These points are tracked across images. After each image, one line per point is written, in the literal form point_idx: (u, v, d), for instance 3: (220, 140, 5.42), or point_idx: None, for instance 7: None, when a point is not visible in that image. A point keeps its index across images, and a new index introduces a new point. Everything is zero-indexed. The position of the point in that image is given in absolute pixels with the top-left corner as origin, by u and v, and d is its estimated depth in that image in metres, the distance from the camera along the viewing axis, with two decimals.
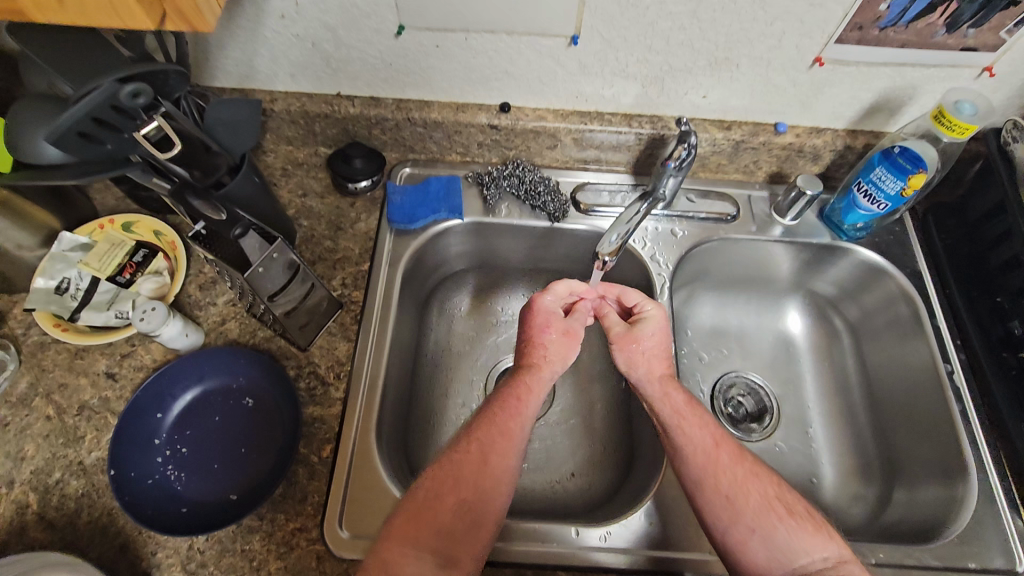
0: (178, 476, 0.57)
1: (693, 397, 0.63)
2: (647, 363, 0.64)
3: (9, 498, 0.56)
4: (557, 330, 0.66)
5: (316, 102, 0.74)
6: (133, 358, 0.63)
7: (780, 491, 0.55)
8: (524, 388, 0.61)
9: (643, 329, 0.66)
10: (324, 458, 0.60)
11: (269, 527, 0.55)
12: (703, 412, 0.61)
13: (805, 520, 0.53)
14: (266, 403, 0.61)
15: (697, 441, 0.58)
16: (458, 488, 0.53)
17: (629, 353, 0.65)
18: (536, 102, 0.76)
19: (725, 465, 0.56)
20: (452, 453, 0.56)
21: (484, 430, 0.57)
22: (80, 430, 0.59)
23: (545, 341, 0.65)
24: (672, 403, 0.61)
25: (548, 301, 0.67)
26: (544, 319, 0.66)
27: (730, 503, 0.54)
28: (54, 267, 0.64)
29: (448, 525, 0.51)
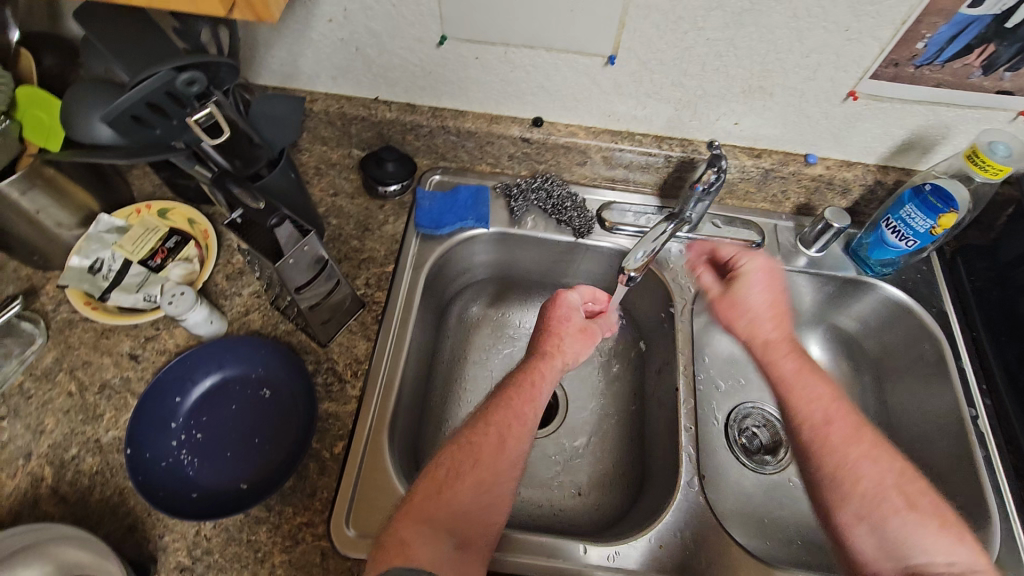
0: (191, 461, 0.57)
1: (807, 362, 0.63)
2: (751, 327, 0.65)
3: (25, 470, 0.56)
4: (575, 326, 0.66)
5: (354, 105, 0.76)
6: (156, 341, 0.63)
7: (901, 481, 0.56)
8: (539, 375, 0.61)
9: (741, 290, 0.66)
10: (335, 454, 0.59)
11: (277, 519, 0.55)
12: (814, 384, 0.61)
13: (928, 515, 0.54)
14: (284, 395, 0.62)
15: (809, 421, 0.60)
16: (476, 471, 0.54)
17: (727, 315, 0.67)
18: (570, 118, 0.77)
19: (838, 443, 0.58)
20: (472, 433, 0.56)
21: (499, 413, 0.57)
22: (100, 408, 0.59)
23: (561, 333, 0.65)
24: (783, 373, 0.63)
25: (572, 297, 0.68)
26: (562, 313, 0.67)
27: (839, 486, 0.57)
28: (89, 248, 0.65)
29: (465, 508, 0.52)
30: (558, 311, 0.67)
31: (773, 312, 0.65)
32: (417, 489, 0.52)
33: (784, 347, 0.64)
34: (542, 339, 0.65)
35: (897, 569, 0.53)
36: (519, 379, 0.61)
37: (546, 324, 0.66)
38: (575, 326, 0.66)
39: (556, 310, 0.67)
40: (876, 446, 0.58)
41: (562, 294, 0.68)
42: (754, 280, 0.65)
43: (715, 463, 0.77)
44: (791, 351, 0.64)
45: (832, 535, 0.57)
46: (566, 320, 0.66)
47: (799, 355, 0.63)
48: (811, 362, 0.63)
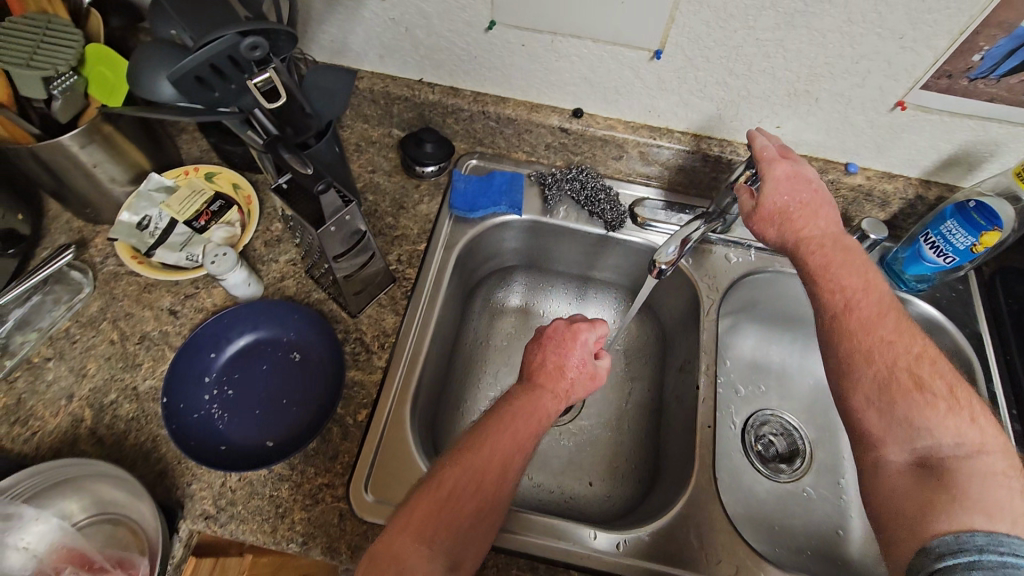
0: (221, 416, 0.59)
1: (836, 253, 0.59)
2: (779, 221, 0.62)
3: (67, 410, 0.59)
4: (579, 364, 0.62)
5: (399, 85, 0.77)
6: (195, 299, 0.66)
7: (919, 364, 0.51)
8: (542, 411, 0.58)
9: (770, 188, 0.61)
10: (358, 422, 0.61)
11: (299, 478, 0.57)
12: (844, 274, 0.57)
13: (940, 399, 0.49)
14: (313, 360, 0.64)
15: (830, 310, 0.56)
16: (480, 494, 0.50)
17: (760, 221, 0.63)
18: (610, 111, 0.77)
19: (855, 328, 0.55)
20: (476, 449, 0.53)
21: (504, 439, 0.54)
22: (139, 358, 0.62)
23: (571, 378, 0.61)
24: (808, 264, 0.60)
25: (588, 338, 0.63)
26: (573, 351, 0.61)
27: (849, 367, 0.54)
28: (138, 205, 0.68)
29: (462, 530, 0.49)
30: (564, 347, 0.62)
31: (807, 208, 0.61)
32: (414, 500, 0.49)
33: (817, 240, 0.60)
34: (546, 370, 0.61)
35: (904, 453, 0.49)
36: (521, 409, 0.57)
37: (553, 356, 0.62)
38: (581, 360, 0.62)
39: (563, 340, 0.62)
40: (900, 330, 0.53)
41: (574, 323, 0.63)
42: (783, 176, 0.61)
43: (729, 466, 0.77)
44: (821, 242, 0.60)
45: (844, 418, 0.55)
46: (570, 357, 0.61)
47: (832, 246, 0.60)
48: (847, 252, 0.59)
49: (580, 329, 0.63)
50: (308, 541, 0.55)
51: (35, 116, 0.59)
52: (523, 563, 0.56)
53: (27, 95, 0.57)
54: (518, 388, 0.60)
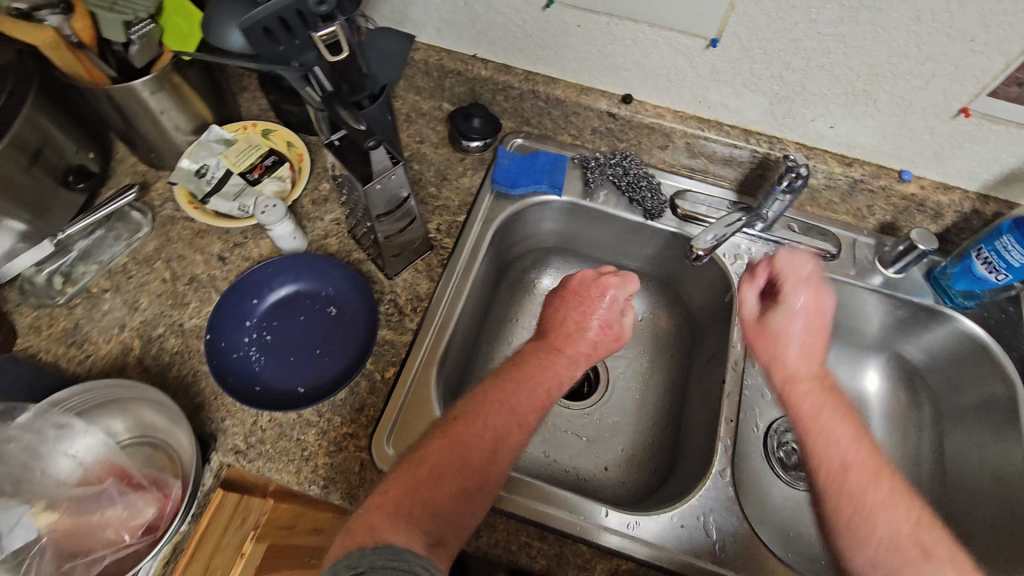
0: (258, 358, 0.62)
1: (830, 402, 0.56)
2: (781, 356, 0.59)
3: (119, 338, 0.63)
4: (598, 325, 0.64)
5: (453, 59, 0.79)
6: (243, 248, 0.69)
7: (918, 528, 0.49)
8: (553, 380, 0.60)
9: (778, 318, 0.60)
10: (386, 378, 0.63)
11: (325, 425, 0.59)
12: (835, 425, 0.54)
13: (944, 563, 0.48)
14: (348, 316, 0.66)
15: (825, 466, 0.53)
16: (462, 475, 0.51)
17: (756, 346, 0.61)
18: (660, 99, 0.77)
19: (853, 485, 0.51)
20: (459, 426, 0.53)
21: (490, 417, 0.54)
22: (187, 298, 0.66)
23: (587, 337, 0.64)
24: (803, 408, 0.56)
25: (617, 291, 0.66)
26: (592, 311, 0.65)
27: (853, 528, 0.50)
28: (198, 153, 0.71)
29: (443, 507, 0.49)
30: (587, 307, 0.65)
31: (808, 341, 0.59)
32: (388, 482, 0.50)
33: (812, 381, 0.57)
34: (565, 330, 0.64)
35: None
36: (530, 379, 0.59)
37: (572, 313, 0.65)
38: (602, 322, 0.65)
39: (584, 297, 0.66)
40: (896, 493, 0.51)
41: (601, 277, 0.67)
42: (796, 311, 0.59)
43: (747, 467, 0.76)
44: (818, 387, 0.57)
45: None
46: (592, 317, 0.65)
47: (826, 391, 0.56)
48: (841, 401, 0.56)
49: (603, 283, 0.66)
50: (329, 486, 0.57)
51: (113, 61, 0.64)
52: (532, 531, 0.57)
53: (109, 38, 0.60)
54: (534, 349, 0.63)
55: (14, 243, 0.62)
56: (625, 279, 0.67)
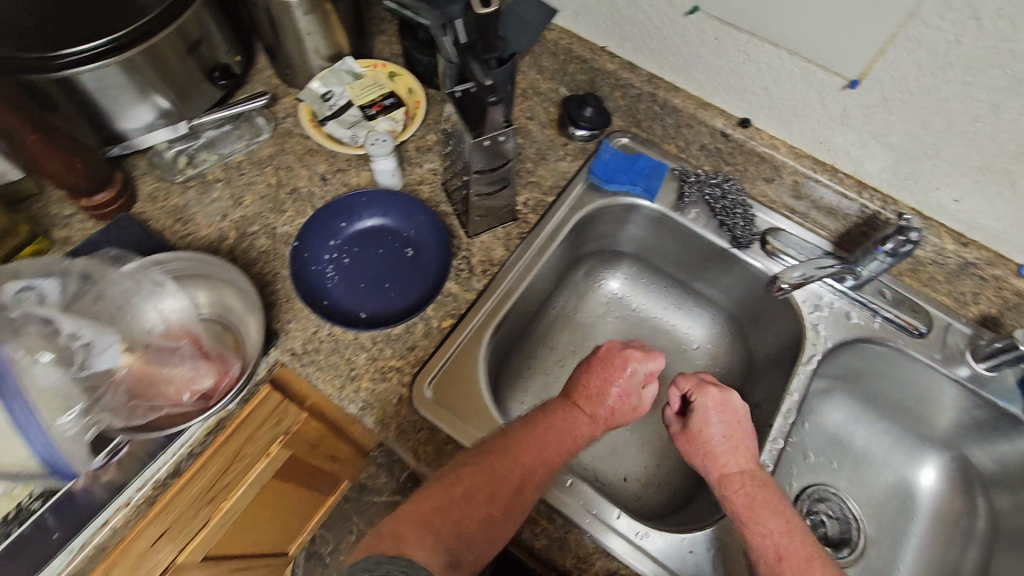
0: (333, 276, 0.66)
1: (762, 487, 0.56)
2: (706, 458, 0.59)
3: (220, 225, 0.69)
4: (615, 404, 0.60)
5: (582, 47, 0.80)
6: (345, 175, 0.73)
7: None
8: (586, 430, 0.58)
9: (697, 420, 0.61)
10: (442, 327, 0.65)
11: (376, 353, 0.62)
12: (766, 516, 0.54)
13: None
14: (422, 262, 0.68)
15: (760, 559, 0.53)
16: (490, 503, 0.52)
17: (688, 453, 0.61)
18: (779, 130, 0.74)
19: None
20: (494, 454, 0.54)
21: (520, 454, 0.54)
22: (285, 206, 0.71)
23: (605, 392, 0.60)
24: (734, 505, 0.56)
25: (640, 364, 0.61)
26: (609, 386, 0.60)
27: None
28: (329, 79, 0.77)
29: (466, 532, 0.51)
30: (606, 379, 0.61)
31: (728, 445, 0.59)
32: (420, 494, 0.52)
33: (737, 475, 0.57)
34: (587, 390, 0.60)
35: None
36: (547, 426, 0.57)
37: (593, 382, 0.61)
38: (620, 397, 0.60)
39: (604, 368, 0.61)
40: None
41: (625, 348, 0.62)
42: (710, 409, 0.61)
43: None
44: (748, 481, 0.57)
45: None
46: (609, 391, 0.60)
47: (752, 482, 0.57)
48: (765, 487, 0.56)
49: (631, 359, 0.61)
50: (366, 408, 0.60)
51: None
52: (541, 510, 0.57)
53: None
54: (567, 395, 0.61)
55: (155, 117, 0.69)
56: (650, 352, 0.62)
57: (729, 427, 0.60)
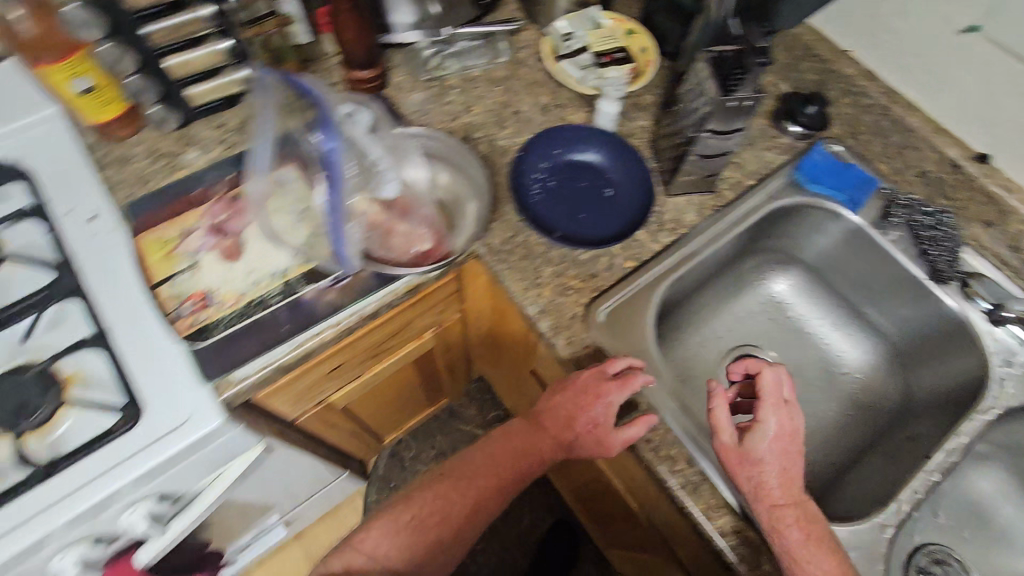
0: (538, 194, 0.72)
1: (812, 526, 0.53)
2: (762, 486, 0.53)
3: (450, 124, 0.77)
4: (596, 431, 0.59)
5: (824, 47, 0.80)
6: (565, 110, 0.79)
7: None
8: (534, 453, 0.63)
9: (755, 441, 0.54)
10: (623, 266, 0.69)
11: (561, 270, 0.67)
12: (817, 559, 0.51)
13: None
14: (618, 205, 0.72)
15: None
16: (448, 517, 0.62)
17: (735, 471, 0.54)
18: (1022, 175, 0.70)
19: None
20: (445, 479, 0.64)
21: (472, 482, 0.63)
22: (507, 123, 0.78)
23: (574, 420, 0.60)
24: (784, 545, 0.52)
25: (614, 394, 0.57)
26: (597, 413, 0.58)
27: None
28: (575, 24, 0.83)
29: (432, 533, 0.61)
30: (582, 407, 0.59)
31: (785, 476, 0.53)
32: (380, 511, 0.63)
33: (790, 511, 0.53)
34: (556, 414, 0.61)
35: None
36: (507, 449, 0.64)
37: (569, 404, 0.60)
38: (603, 418, 0.58)
39: (582, 396, 0.59)
40: None
41: (603, 380, 0.59)
42: (773, 430, 0.54)
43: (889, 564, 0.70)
44: (800, 517, 0.53)
45: None
46: (596, 417, 0.58)
47: (804, 517, 0.53)
48: (814, 522, 0.53)
49: (606, 391, 0.58)
50: (543, 312, 0.65)
51: None
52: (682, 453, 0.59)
53: None
54: (533, 411, 0.64)
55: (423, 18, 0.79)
56: (625, 382, 0.58)
57: (789, 454, 0.54)
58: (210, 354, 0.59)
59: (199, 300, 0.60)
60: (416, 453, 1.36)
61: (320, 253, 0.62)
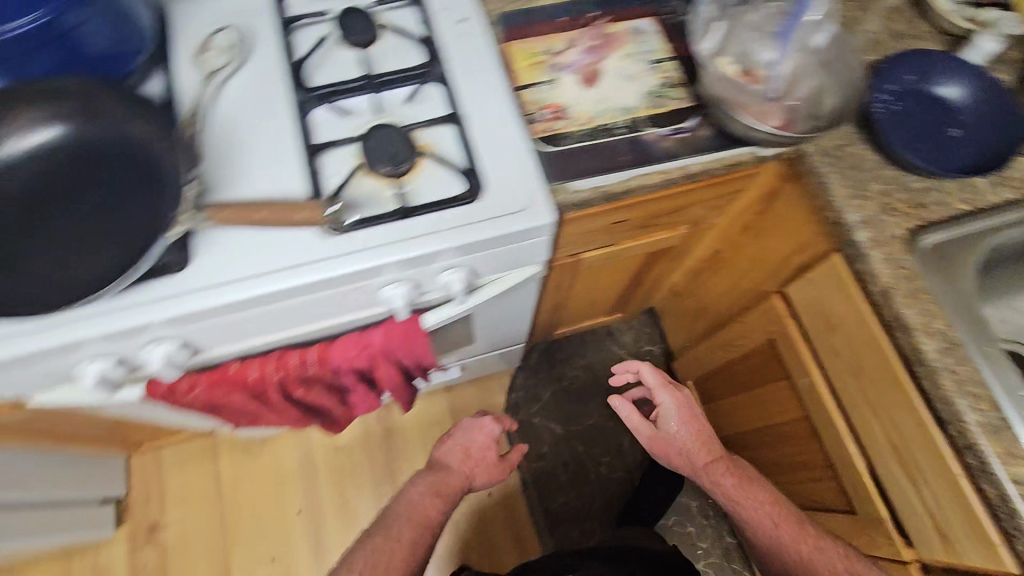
0: (883, 109, 0.69)
1: (737, 472, 0.82)
2: (689, 454, 0.83)
3: None
4: (483, 453, 0.87)
5: None
6: (923, 41, 0.75)
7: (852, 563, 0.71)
8: (432, 488, 0.81)
9: (667, 417, 0.84)
10: (955, 208, 0.65)
11: (888, 191, 0.66)
12: (754, 493, 0.80)
13: None
14: (961, 147, 0.68)
15: (760, 523, 0.77)
16: (405, 543, 0.75)
17: (665, 452, 0.85)
18: None
19: (790, 536, 0.75)
20: (393, 530, 0.76)
21: (450, 483, 0.83)
22: (858, 36, 0.74)
23: (458, 454, 0.86)
24: (721, 487, 0.81)
25: (479, 436, 0.88)
26: (476, 437, 0.88)
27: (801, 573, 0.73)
28: None
29: (410, 541, 0.75)
30: (460, 431, 0.89)
31: (696, 439, 0.83)
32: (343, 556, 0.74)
33: (713, 460, 0.82)
34: (446, 458, 0.86)
35: None
36: (410, 496, 0.80)
37: (461, 439, 0.88)
38: (489, 437, 0.88)
39: (472, 428, 0.88)
40: (821, 539, 0.73)
41: (484, 418, 0.89)
42: (671, 411, 0.84)
43: None
44: (725, 463, 0.82)
45: None
46: (473, 444, 0.87)
47: (724, 462, 0.82)
48: (739, 470, 0.82)
49: (486, 422, 0.88)
50: (865, 223, 0.64)
51: None
52: (981, 397, 0.57)
53: None
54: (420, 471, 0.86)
55: None
56: (496, 419, 0.88)
57: (694, 426, 0.84)
58: (558, 158, 0.65)
59: (555, 110, 0.67)
60: (568, 356, 1.42)
61: (679, 94, 0.68)
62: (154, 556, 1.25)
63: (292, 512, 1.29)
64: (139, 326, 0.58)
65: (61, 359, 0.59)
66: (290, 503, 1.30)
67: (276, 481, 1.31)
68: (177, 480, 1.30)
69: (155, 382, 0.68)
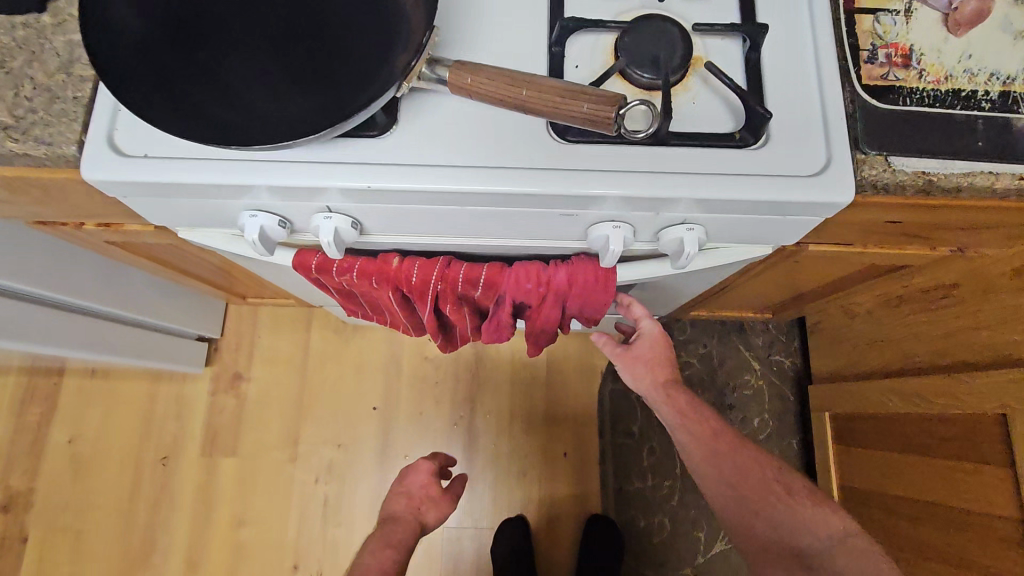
0: None
1: (689, 393, 0.77)
2: (643, 372, 0.77)
3: None
4: (423, 493, 0.89)
5: None
6: None
7: (781, 474, 0.74)
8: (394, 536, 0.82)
9: (636, 342, 0.76)
10: None
11: None
12: (697, 408, 0.76)
13: (802, 498, 0.72)
14: None
15: (697, 436, 0.74)
16: None
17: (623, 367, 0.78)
18: None
19: (723, 450, 0.74)
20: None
21: (399, 530, 0.83)
22: None
23: (411, 499, 0.88)
24: (667, 399, 0.76)
25: (422, 470, 0.90)
26: (413, 481, 0.90)
27: (734, 486, 0.72)
28: None
29: None
30: (403, 479, 0.91)
31: (663, 363, 0.76)
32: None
33: (669, 384, 0.77)
34: (406, 499, 0.88)
35: None
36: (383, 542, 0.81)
37: (411, 473, 0.90)
38: (428, 475, 0.90)
39: (405, 476, 0.91)
40: (749, 451, 0.75)
41: (418, 462, 0.91)
42: (649, 336, 0.76)
43: None
44: (673, 381, 0.77)
45: None
46: (413, 488, 0.89)
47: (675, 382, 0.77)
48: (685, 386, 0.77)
49: (420, 464, 0.91)
50: None
51: None
52: None
53: None
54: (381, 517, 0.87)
55: None
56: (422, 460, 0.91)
57: (662, 354, 0.77)
58: (885, 120, 0.48)
59: (901, 54, 0.49)
60: (688, 340, 1.28)
61: None
62: (232, 404, 1.27)
63: (367, 406, 1.27)
64: (316, 187, 0.49)
65: (229, 200, 0.51)
66: (366, 397, 1.27)
67: (358, 372, 1.28)
68: (268, 339, 1.30)
69: (307, 253, 0.59)
